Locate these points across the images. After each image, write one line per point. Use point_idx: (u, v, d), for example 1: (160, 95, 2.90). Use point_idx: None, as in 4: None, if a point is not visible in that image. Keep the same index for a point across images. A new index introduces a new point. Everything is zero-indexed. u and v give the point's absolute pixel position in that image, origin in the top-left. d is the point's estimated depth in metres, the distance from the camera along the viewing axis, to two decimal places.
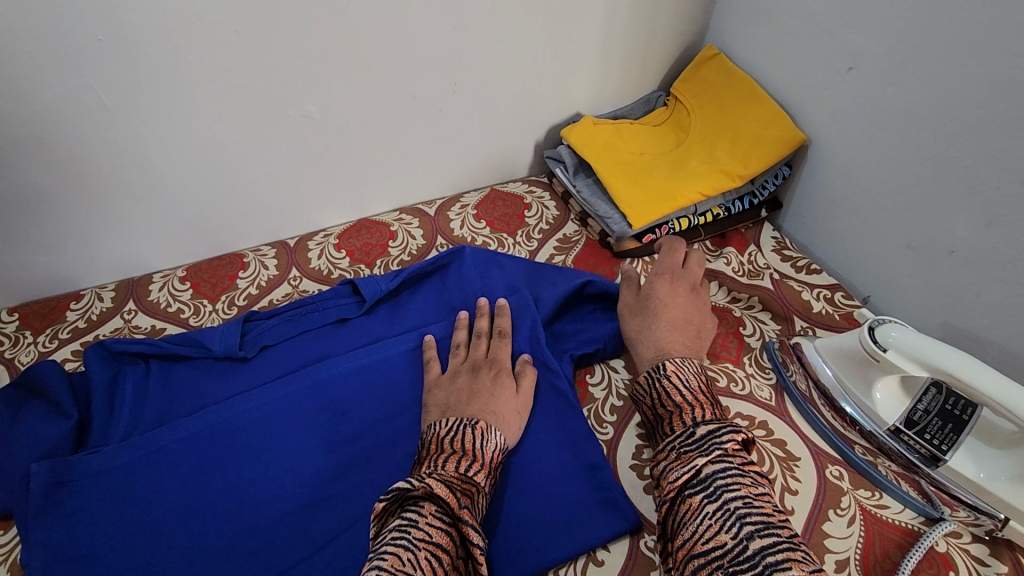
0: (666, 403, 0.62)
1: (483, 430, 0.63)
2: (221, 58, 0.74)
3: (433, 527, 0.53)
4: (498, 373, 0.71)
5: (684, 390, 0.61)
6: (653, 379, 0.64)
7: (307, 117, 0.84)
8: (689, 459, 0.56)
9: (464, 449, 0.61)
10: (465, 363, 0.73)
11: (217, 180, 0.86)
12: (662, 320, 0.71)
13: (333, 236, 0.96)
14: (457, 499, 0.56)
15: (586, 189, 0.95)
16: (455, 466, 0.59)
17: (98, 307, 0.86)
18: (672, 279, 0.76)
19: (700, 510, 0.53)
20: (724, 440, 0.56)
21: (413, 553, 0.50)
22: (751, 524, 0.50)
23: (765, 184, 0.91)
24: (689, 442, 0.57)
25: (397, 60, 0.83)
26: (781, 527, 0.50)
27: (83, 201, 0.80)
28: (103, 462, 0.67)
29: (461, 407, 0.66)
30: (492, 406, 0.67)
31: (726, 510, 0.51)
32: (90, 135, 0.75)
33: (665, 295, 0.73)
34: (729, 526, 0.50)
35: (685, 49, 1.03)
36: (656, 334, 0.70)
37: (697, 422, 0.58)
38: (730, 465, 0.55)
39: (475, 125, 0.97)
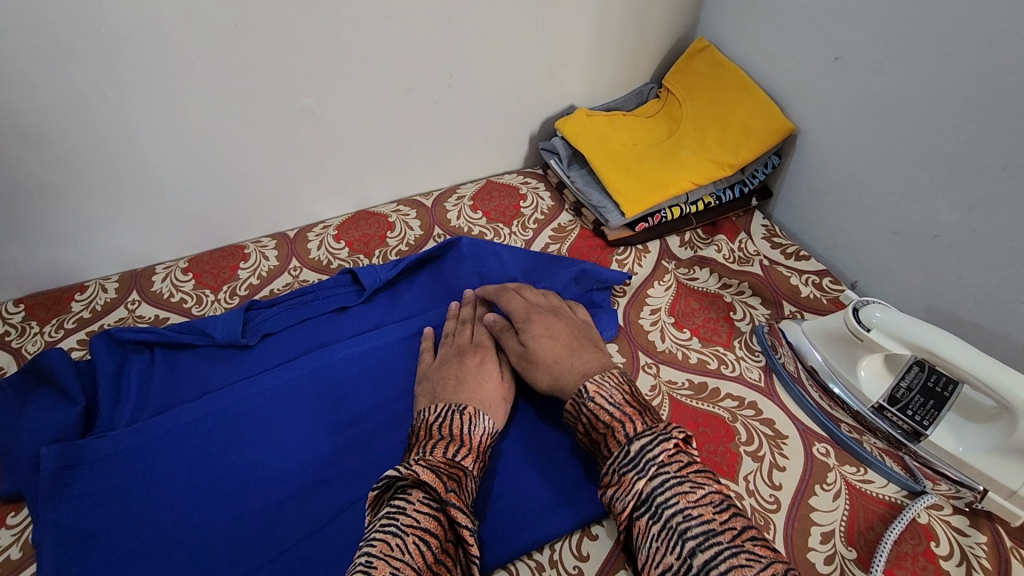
0: (597, 426, 0.62)
1: (471, 416, 0.65)
2: (223, 52, 0.76)
3: (421, 512, 0.55)
4: (483, 358, 0.72)
5: (611, 407, 0.62)
6: (580, 405, 0.63)
7: (306, 110, 0.86)
8: (628, 484, 0.56)
9: (452, 434, 0.63)
10: (452, 349, 0.74)
11: (218, 172, 0.88)
12: (558, 353, 0.70)
13: (332, 228, 0.98)
14: (444, 484, 0.58)
15: (580, 179, 0.97)
16: (443, 452, 0.61)
17: (102, 297, 0.87)
18: (537, 312, 0.75)
19: (648, 532, 0.54)
20: (657, 453, 0.56)
21: (401, 539, 0.52)
22: (693, 538, 0.51)
23: (755, 173, 0.94)
24: (624, 462, 0.57)
25: (394, 54, 0.85)
26: (723, 530, 0.51)
27: (88, 193, 0.82)
28: (111, 446, 0.68)
29: (449, 394, 0.68)
30: (480, 393, 0.68)
31: (669, 528, 0.52)
32: (93, 128, 0.76)
33: (542, 332, 0.72)
34: (673, 545, 0.51)
35: (677, 42, 1.05)
36: (566, 365, 0.69)
37: (630, 438, 0.58)
38: (669, 476, 0.55)
39: (471, 118, 0.99)
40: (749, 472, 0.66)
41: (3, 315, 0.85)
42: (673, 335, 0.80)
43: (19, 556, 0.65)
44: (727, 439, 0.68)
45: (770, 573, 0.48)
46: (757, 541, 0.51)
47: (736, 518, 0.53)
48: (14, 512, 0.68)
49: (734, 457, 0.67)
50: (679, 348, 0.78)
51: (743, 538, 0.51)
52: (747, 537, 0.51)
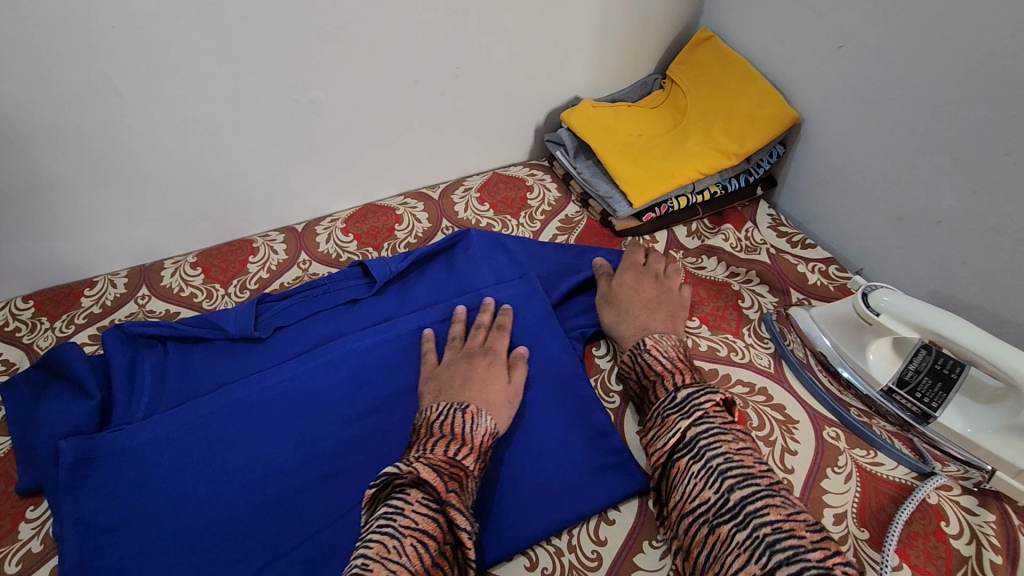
0: (649, 373, 0.69)
1: (473, 415, 0.65)
2: (230, 44, 0.76)
3: (420, 513, 0.55)
4: (492, 362, 0.72)
5: (664, 360, 0.69)
6: (636, 354, 0.71)
7: (313, 102, 0.86)
8: (672, 424, 0.62)
9: (453, 432, 0.63)
10: (461, 352, 0.74)
11: (225, 166, 0.87)
12: (634, 305, 0.77)
13: (340, 221, 0.98)
14: (445, 483, 0.58)
15: (586, 170, 0.97)
16: (444, 450, 0.61)
17: (112, 292, 0.87)
18: (637, 267, 0.83)
19: (688, 471, 0.59)
20: (704, 403, 0.63)
21: (398, 541, 0.53)
22: (730, 477, 0.56)
23: (760, 162, 0.94)
24: (671, 406, 0.64)
25: (400, 45, 0.85)
26: (760, 476, 0.57)
27: (96, 188, 0.82)
28: (128, 439, 0.69)
29: (454, 391, 0.68)
30: (482, 394, 0.68)
31: (709, 467, 0.58)
32: (101, 122, 0.76)
33: (630, 283, 0.80)
34: (712, 482, 0.57)
35: (680, 32, 1.05)
36: (635, 315, 0.76)
37: (679, 387, 0.65)
38: (712, 424, 0.61)
39: (477, 110, 0.99)
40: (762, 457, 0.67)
41: (12, 312, 0.85)
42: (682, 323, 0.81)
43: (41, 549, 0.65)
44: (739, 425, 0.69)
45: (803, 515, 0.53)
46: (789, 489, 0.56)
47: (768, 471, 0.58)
48: (33, 505, 0.68)
49: None
50: (689, 336, 0.79)
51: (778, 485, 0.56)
52: (781, 483, 0.56)
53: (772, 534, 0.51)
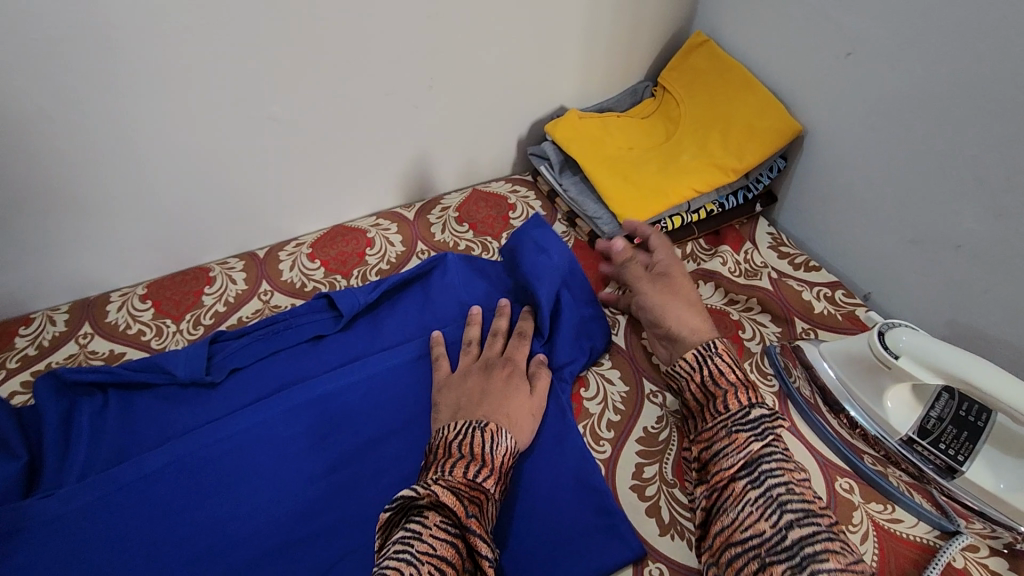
0: (718, 380, 0.60)
1: (494, 433, 0.60)
2: (174, 56, 0.67)
3: (438, 539, 0.51)
4: (511, 374, 0.68)
5: (737, 368, 0.61)
6: (705, 356, 0.62)
7: (272, 119, 0.78)
8: (743, 442, 0.56)
9: (472, 453, 0.58)
10: (477, 362, 0.70)
11: (176, 190, 0.79)
12: (691, 298, 0.72)
13: (306, 246, 0.90)
14: (465, 507, 0.54)
15: (573, 188, 0.90)
16: (464, 472, 0.56)
17: (50, 331, 0.79)
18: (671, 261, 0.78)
19: (744, 496, 0.53)
20: (778, 426, 0.57)
21: (415, 567, 0.48)
22: (791, 512, 0.51)
23: (759, 178, 0.88)
24: (743, 421, 0.57)
25: (368, 55, 0.77)
26: (821, 514, 0.51)
27: (27, 218, 0.73)
28: (58, 507, 0.61)
29: (472, 407, 0.64)
30: (506, 405, 0.64)
31: (769, 497, 0.52)
32: (27, 146, 0.68)
33: (679, 270, 0.76)
34: (769, 514, 0.51)
35: (672, 36, 0.98)
36: (696, 308, 0.71)
37: (752, 403, 0.58)
38: (777, 451, 0.55)
39: (455, 122, 0.91)
40: None
41: None
42: None
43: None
44: None
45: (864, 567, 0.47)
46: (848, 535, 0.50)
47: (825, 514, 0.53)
48: None
49: None
50: None
51: (839, 528, 0.50)
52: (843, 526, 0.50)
53: None
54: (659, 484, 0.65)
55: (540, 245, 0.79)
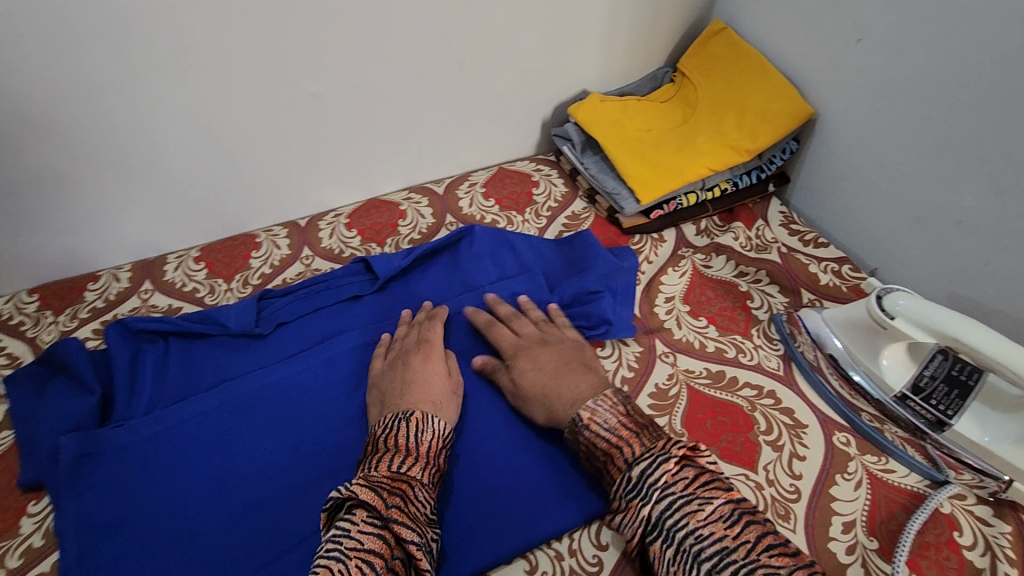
0: (597, 453, 0.60)
1: (419, 421, 0.63)
2: (231, 36, 0.75)
3: (364, 532, 0.53)
4: (428, 354, 0.71)
5: (606, 434, 0.60)
6: (576, 435, 0.62)
7: (316, 96, 0.85)
8: (634, 510, 0.54)
9: (399, 445, 0.61)
10: (394, 354, 0.73)
11: (228, 161, 0.87)
12: (547, 385, 0.67)
13: (344, 216, 0.97)
14: (385, 500, 0.55)
15: (593, 166, 0.95)
16: (389, 464, 0.59)
17: (115, 287, 0.87)
18: (527, 341, 0.73)
19: (663, 557, 0.51)
20: (659, 476, 0.54)
21: (343, 563, 0.50)
22: (706, 560, 0.49)
23: (772, 159, 0.92)
24: (628, 489, 0.55)
25: (405, 38, 0.84)
26: (736, 546, 0.49)
27: (98, 181, 0.81)
28: (130, 435, 0.68)
29: (403, 391, 0.68)
30: (421, 387, 0.68)
31: (683, 550, 0.50)
32: (100, 115, 0.75)
33: (529, 363, 0.70)
34: (689, 569, 0.49)
35: (691, 25, 1.03)
36: (556, 394, 0.66)
37: (630, 463, 0.56)
38: (675, 495, 0.53)
39: (483, 104, 0.97)
40: (768, 462, 0.66)
41: (17, 306, 0.84)
42: (689, 323, 0.79)
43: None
44: (746, 429, 0.69)
45: None
46: (771, 555, 0.48)
47: (751, 527, 0.50)
48: (35, 500, 0.65)
49: (753, 446, 0.67)
50: (696, 336, 0.78)
51: (758, 551, 0.48)
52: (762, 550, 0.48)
53: None
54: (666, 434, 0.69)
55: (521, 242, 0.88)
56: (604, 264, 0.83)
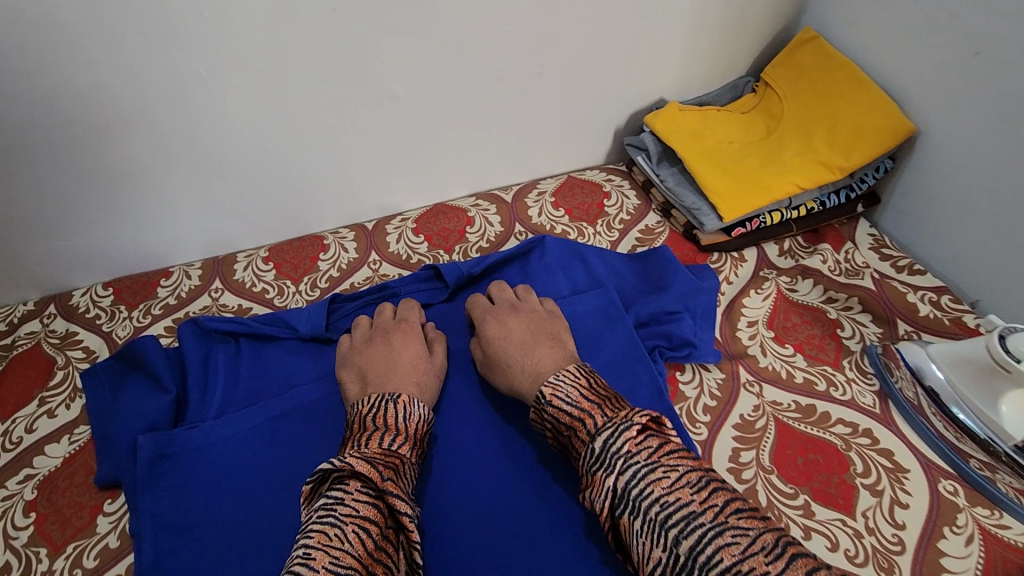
0: (562, 428, 0.59)
1: (406, 404, 0.62)
2: (315, 36, 0.73)
3: (360, 501, 0.52)
4: (409, 335, 0.72)
5: (569, 407, 0.59)
6: (540, 410, 0.61)
7: (393, 99, 0.83)
8: (600, 484, 0.52)
9: (387, 424, 0.60)
10: (373, 330, 0.74)
11: (302, 161, 0.86)
12: (515, 354, 0.67)
13: (411, 221, 0.95)
14: (381, 472, 0.55)
15: (670, 178, 0.90)
16: (380, 442, 0.58)
17: (187, 284, 0.87)
18: (502, 310, 0.73)
19: (632, 530, 0.50)
20: (621, 444, 0.52)
21: (340, 528, 0.49)
22: (674, 527, 0.47)
23: (864, 177, 0.87)
24: (592, 460, 0.54)
25: (486, 41, 0.81)
26: (704, 511, 0.47)
27: (177, 178, 0.81)
28: (204, 438, 0.67)
29: (379, 370, 0.67)
30: (401, 366, 0.68)
31: (650, 520, 0.48)
32: (183, 112, 0.75)
33: (498, 331, 0.70)
34: (657, 538, 0.48)
35: (778, 32, 0.97)
36: (518, 363, 0.66)
37: (593, 434, 0.55)
38: (639, 464, 0.51)
39: (557, 110, 0.94)
40: (867, 508, 0.61)
41: (93, 299, 0.85)
42: (775, 350, 0.75)
43: (34, 498, 0.65)
44: (841, 470, 0.64)
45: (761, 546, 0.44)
46: (738, 516, 0.47)
47: (718, 494, 0.49)
48: (111, 498, 0.65)
49: (849, 489, 0.63)
50: (783, 365, 0.74)
51: (727, 515, 0.47)
52: (730, 515, 0.47)
53: None
54: (756, 469, 0.65)
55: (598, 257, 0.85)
56: (684, 283, 0.79)
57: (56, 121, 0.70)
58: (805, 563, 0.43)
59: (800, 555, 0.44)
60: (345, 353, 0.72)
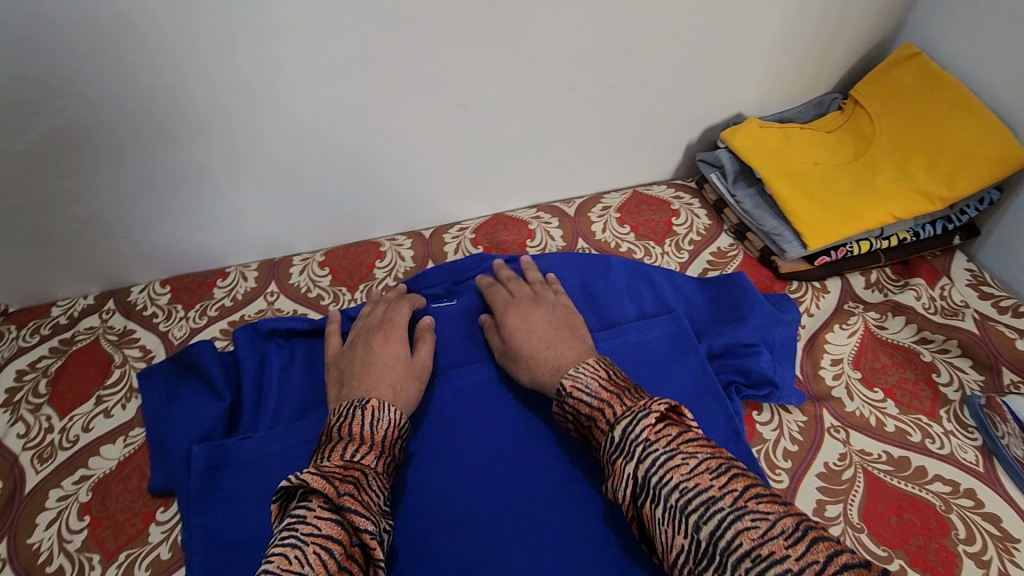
0: (583, 420, 0.56)
1: (373, 409, 0.58)
2: (390, 40, 0.71)
3: (322, 519, 0.47)
4: (391, 334, 0.69)
5: (589, 398, 0.56)
6: (561, 403, 0.59)
7: (463, 106, 0.80)
8: (619, 473, 0.50)
9: (352, 435, 0.56)
10: (361, 328, 0.71)
11: (364, 166, 0.84)
12: (537, 345, 0.66)
13: (470, 231, 0.92)
14: (338, 487, 0.49)
15: (747, 200, 0.85)
16: (341, 455, 0.54)
17: (243, 286, 0.86)
18: (520, 302, 0.72)
19: (655, 519, 0.47)
20: (640, 432, 0.50)
21: (300, 550, 0.45)
22: (693, 513, 0.45)
23: (965, 209, 0.80)
24: (612, 450, 0.51)
25: (562, 50, 0.78)
26: (724, 496, 0.45)
27: (241, 180, 0.80)
28: (256, 450, 0.65)
29: (363, 374, 0.64)
30: (385, 370, 0.65)
31: (670, 508, 0.46)
32: (253, 113, 0.73)
33: (518, 323, 0.69)
34: (678, 525, 0.45)
35: (872, 48, 0.91)
36: (541, 355, 0.65)
37: (612, 425, 0.52)
38: (657, 451, 0.48)
39: (628, 123, 0.90)
40: None
41: (150, 296, 0.85)
42: (863, 394, 0.69)
43: (88, 500, 0.64)
44: (941, 534, 0.58)
45: (780, 531, 0.42)
46: (758, 499, 0.44)
47: (738, 479, 0.47)
48: (164, 507, 0.64)
49: (950, 557, 0.57)
50: (872, 411, 0.68)
51: (747, 499, 0.45)
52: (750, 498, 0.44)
53: (753, 568, 0.41)
54: (844, 526, 0.59)
55: (668, 281, 0.80)
56: (763, 315, 0.74)
57: (130, 119, 0.69)
58: (828, 547, 0.41)
59: (820, 538, 0.42)
60: (335, 356, 0.69)
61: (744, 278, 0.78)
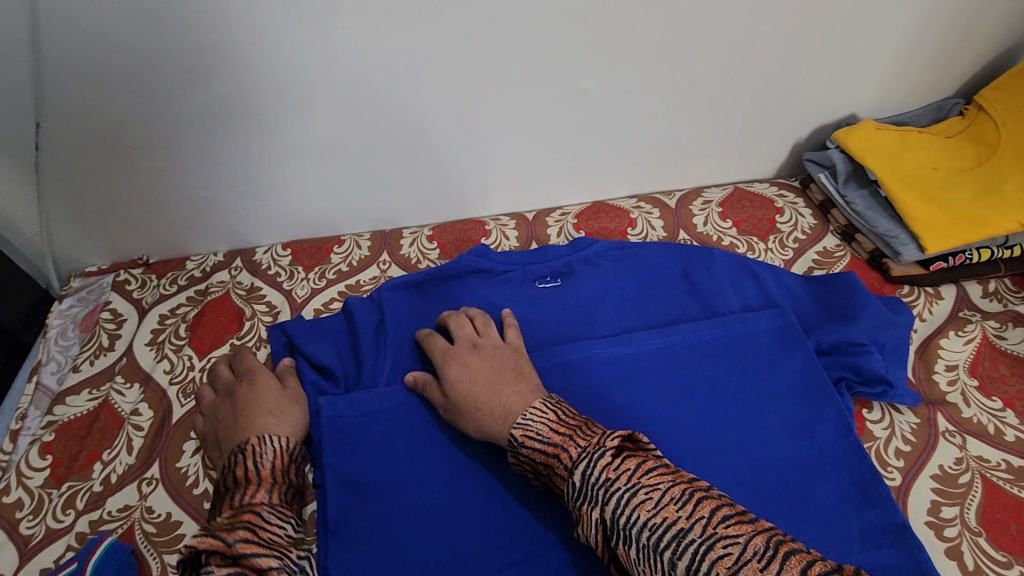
0: (543, 467, 0.53)
1: (254, 447, 0.61)
2: (526, 27, 0.74)
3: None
4: (252, 381, 0.69)
5: (541, 444, 0.54)
6: (516, 456, 0.56)
7: (582, 93, 0.83)
8: (587, 519, 0.47)
9: (240, 476, 0.59)
10: (222, 392, 0.70)
11: (480, 148, 0.88)
12: (484, 397, 0.61)
13: (572, 216, 0.95)
14: (230, 538, 0.51)
15: (859, 201, 0.84)
16: (232, 502, 0.56)
17: (357, 253, 0.91)
18: (458, 351, 0.67)
19: (628, 561, 0.44)
20: (599, 471, 0.47)
21: None
22: (666, 550, 0.42)
23: None
24: (574, 496, 0.48)
25: (686, 44, 0.79)
26: (690, 526, 0.43)
27: (367, 154, 0.85)
28: (379, 403, 0.69)
29: (236, 431, 0.64)
30: (255, 406, 0.66)
31: (641, 547, 0.43)
32: (389, 92, 0.78)
33: (459, 376, 0.63)
34: (652, 565, 0.42)
35: (1001, 53, 0.89)
36: (487, 409, 0.60)
37: (571, 468, 0.49)
38: (618, 487, 0.46)
39: (737, 119, 0.90)
40: None
41: (273, 257, 0.91)
42: (980, 401, 0.69)
43: None
44: None
45: (751, 555, 0.40)
46: (726, 525, 0.42)
47: (707, 503, 0.45)
48: None
49: None
50: (991, 419, 0.68)
51: (715, 526, 0.42)
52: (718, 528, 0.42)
53: None
54: (961, 528, 0.60)
55: (774, 276, 0.80)
56: (876, 315, 0.73)
57: (277, 91, 0.75)
58: (800, 562, 0.40)
59: (792, 553, 0.40)
60: (209, 432, 0.68)
61: (856, 279, 0.77)
